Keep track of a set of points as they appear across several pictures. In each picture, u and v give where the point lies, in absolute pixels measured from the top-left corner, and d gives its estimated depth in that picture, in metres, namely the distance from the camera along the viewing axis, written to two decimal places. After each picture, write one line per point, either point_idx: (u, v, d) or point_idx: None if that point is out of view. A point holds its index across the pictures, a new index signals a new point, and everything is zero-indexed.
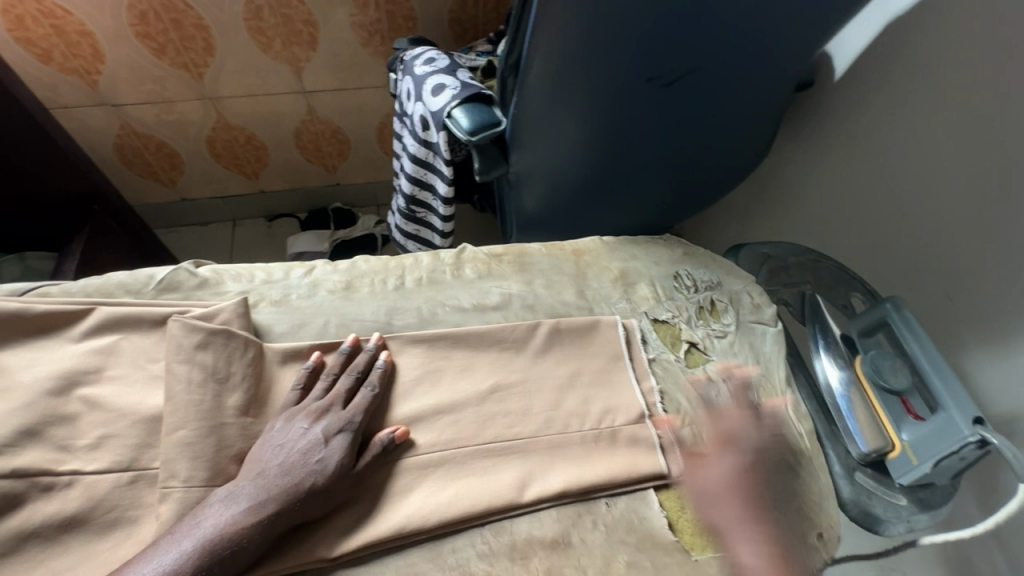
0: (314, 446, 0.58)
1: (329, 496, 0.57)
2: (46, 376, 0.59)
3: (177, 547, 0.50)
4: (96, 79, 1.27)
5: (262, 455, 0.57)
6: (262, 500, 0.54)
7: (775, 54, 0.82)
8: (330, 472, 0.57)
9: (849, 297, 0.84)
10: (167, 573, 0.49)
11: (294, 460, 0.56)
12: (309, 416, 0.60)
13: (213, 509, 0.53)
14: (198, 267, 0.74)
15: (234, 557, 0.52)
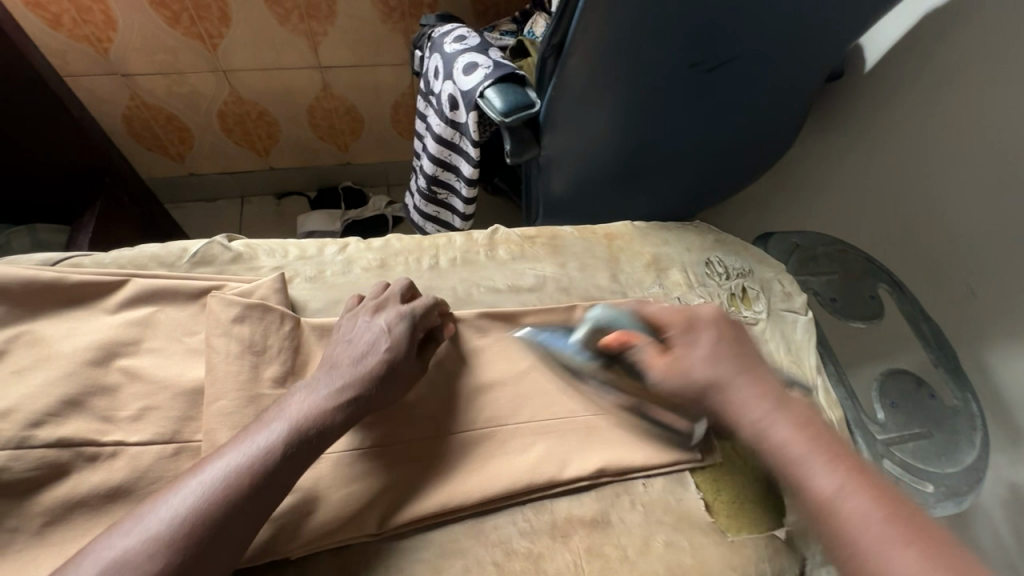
0: (381, 334, 0.60)
1: (399, 386, 0.59)
2: (85, 346, 0.58)
3: (269, 429, 0.51)
4: (107, 47, 1.23)
5: (333, 350, 0.59)
6: (344, 386, 0.55)
7: (814, 42, 0.82)
8: (399, 356, 0.59)
9: (875, 288, 0.87)
10: (265, 451, 0.49)
11: (364, 347, 0.59)
12: (370, 310, 0.62)
13: (296, 397, 0.54)
14: (231, 241, 0.74)
15: (324, 436, 0.52)
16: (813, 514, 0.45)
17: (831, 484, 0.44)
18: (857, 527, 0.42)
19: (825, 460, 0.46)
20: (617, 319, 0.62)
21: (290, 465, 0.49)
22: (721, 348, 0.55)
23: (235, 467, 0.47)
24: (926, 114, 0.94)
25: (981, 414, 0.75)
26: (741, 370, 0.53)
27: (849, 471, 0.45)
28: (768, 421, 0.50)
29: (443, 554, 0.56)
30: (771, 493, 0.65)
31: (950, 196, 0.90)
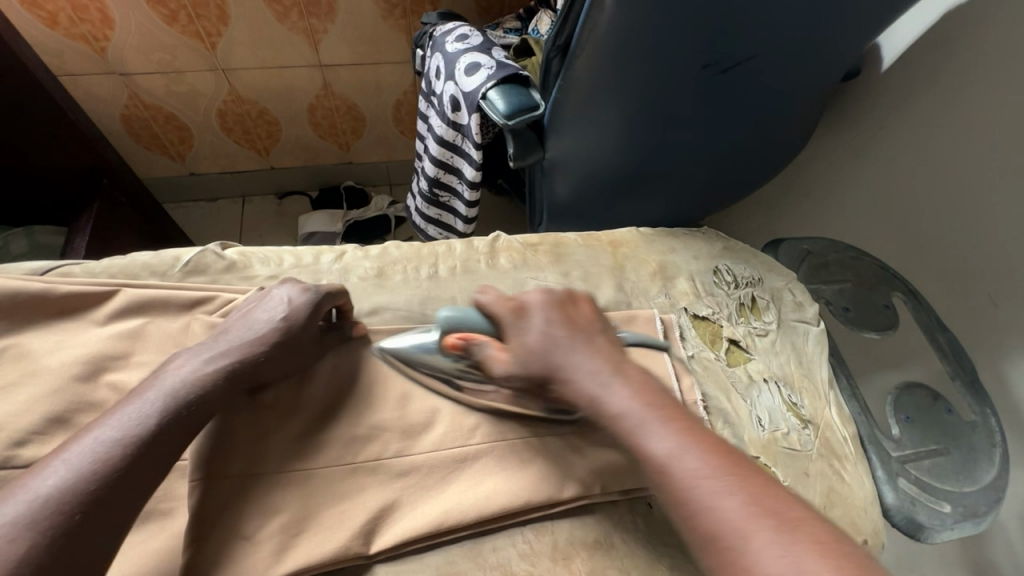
0: (275, 308, 0.60)
1: (290, 357, 0.59)
2: (72, 361, 0.57)
3: (144, 401, 0.48)
4: (104, 45, 1.21)
5: (230, 324, 0.58)
6: (224, 356, 0.54)
7: (830, 41, 0.78)
8: (291, 326, 0.59)
9: (890, 296, 0.83)
10: (141, 419, 0.47)
11: (255, 320, 0.58)
12: (272, 284, 0.62)
13: (177, 367, 0.52)
14: (225, 249, 0.72)
15: (205, 402, 0.51)
16: (668, 491, 0.44)
17: (694, 465, 0.44)
18: (713, 501, 0.41)
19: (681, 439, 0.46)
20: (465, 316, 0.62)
21: (169, 435, 0.47)
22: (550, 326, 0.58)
23: (111, 438, 0.45)
24: (944, 114, 0.91)
25: (1002, 431, 0.71)
26: (571, 341, 0.57)
27: (706, 447, 0.46)
28: (624, 395, 0.51)
29: None
30: None
31: (969, 198, 0.87)
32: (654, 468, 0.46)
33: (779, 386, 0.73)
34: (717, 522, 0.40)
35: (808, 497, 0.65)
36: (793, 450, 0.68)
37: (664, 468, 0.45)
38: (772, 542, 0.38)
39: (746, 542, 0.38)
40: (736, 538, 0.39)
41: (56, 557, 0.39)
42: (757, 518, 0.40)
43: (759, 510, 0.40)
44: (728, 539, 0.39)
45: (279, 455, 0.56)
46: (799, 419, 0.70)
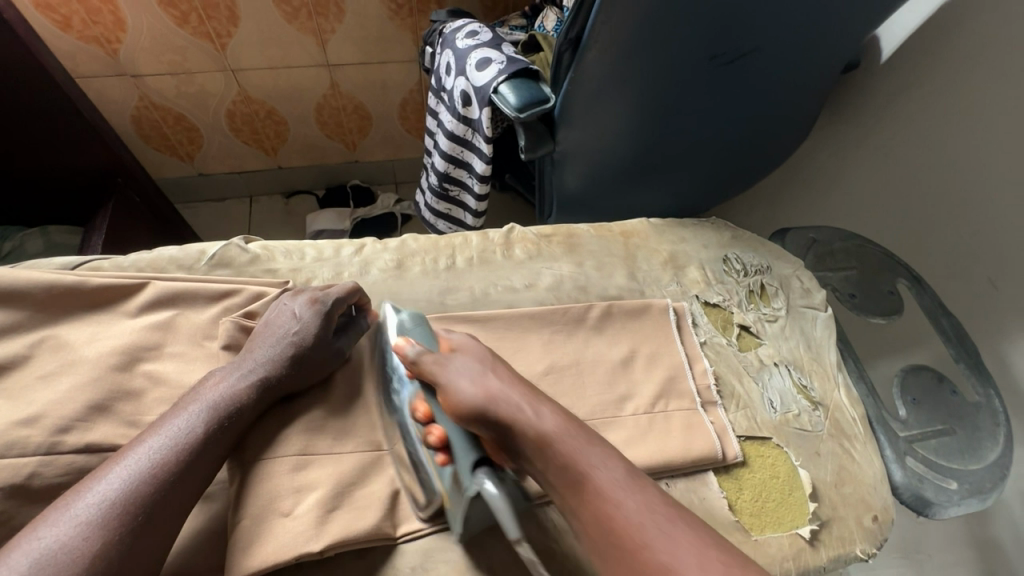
0: (292, 320, 0.61)
1: (311, 370, 0.60)
2: (108, 352, 0.59)
3: (188, 412, 0.51)
4: (116, 48, 1.23)
5: (257, 334, 0.60)
6: (255, 369, 0.57)
7: (833, 33, 0.81)
8: (312, 339, 0.60)
9: (894, 282, 0.85)
10: (186, 432, 0.49)
11: (278, 333, 0.60)
12: (289, 295, 0.64)
13: (212, 381, 0.54)
14: (248, 243, 0.74)
15: (239, 413, 0.54)
16: (581, 498, 0.46)
17: (612, 478, 0.46)
18: (624, 511, 0.44)
19: (590, 452, 0.48)
20: (418, 331, 0.61)
21: (213, 443, 0.50)
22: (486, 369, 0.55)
23: (161, 447, 0.48)
24: (946, 103, 0.93)
25: (1005, 410, 0.73)
26: (496, 380, 0.53)
27: (617, 463, 0.48)
28: (535, 417, 0.50)
29: (468, 554, 0.56)
30: (793, 491, 0.65)
31: (970, 186, 0.89)
32: (570, 482, 0.47)
33: (790, 369, 0.75)
34: (630, 525, 0.43)
35: (820, 475, 0.67)
36: (804, 431, 0.70)
37: (583, 496, 0.45)
38: (670, 538, 0.42)
39: (651, 545, 0.41)
40: (646, 546, 0.42)
41: (125, 556, 0.42)
42: (659, 519, 0.43)
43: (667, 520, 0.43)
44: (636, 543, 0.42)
45: (309, 438, 0.58)
46: (809, 400, 0.73)
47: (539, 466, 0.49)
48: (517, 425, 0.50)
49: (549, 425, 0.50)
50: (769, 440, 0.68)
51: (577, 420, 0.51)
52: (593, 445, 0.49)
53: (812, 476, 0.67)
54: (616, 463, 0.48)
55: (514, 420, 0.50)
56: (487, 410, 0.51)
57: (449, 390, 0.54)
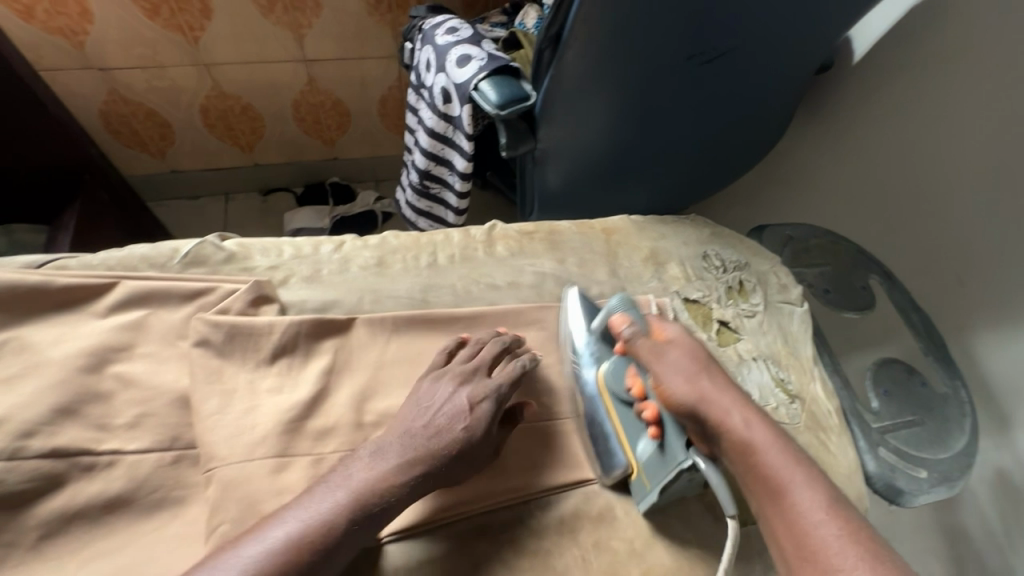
0: (460, 412, 0.56)
1: (464, 469, 0.56)
2: (76, 353, 0.57)
3: (333, 493, 0.50)
4: (83, 40, 1.19)
5: (408, 415, 0.56)
6: (414, 457, 0.53)
7: (807, 34, 0.82)
8: (478, 438, 0.55)
9: (867, 279, 0.88)
10: (318, 523, 0.48)
11: (439, 425, 0.55)
12: (456, 378, 0.59)
13: (362, 463, 0.52)
14: (223, 241, 0.72)
15: (382, 515, 0.51)
16: (778, 507, 0.47)
17: (814, 500, 0.46)
18: (812, 526, 0.44)
19: (795, 472, 0.48)
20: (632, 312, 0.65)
21: (355, 534, 0.49)
22: (693, 365, 0.55)
23: (292, 538, 0.46)
24: (916, 105, 0.95)
25: (971, 402, 0.76)
26: (688, 366, 0.55)
27: (820, 486, 0.47)
28: (740, 423, 0.51)
29: (450, 553, 0.56)
30: None
31: (939, 184, 0.92)
32: (762, 489, 0.48)
33: (767, 363, 0.76)
34: (820, 541, 0.43)
35: None
36: (782, 423, 0.71)
37: (779, 496, 0.47)
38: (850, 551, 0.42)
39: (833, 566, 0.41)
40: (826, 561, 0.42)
41: None
42: (855, 544, 0.42)
43: (867, 554, 0.42)
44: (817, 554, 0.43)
45: (289, 440, 0.57)
46: (786, 394, 0.74)
47: (737, 466, 0.51)
48: (724, 428, 0.51)
49: (747, 431, 0.50)
50: None
51: (780, 434, 0.51)
52: (800, 464, 0.49)
53: None
54: (820, 487, 0.47)
55: (721, 421, 0.51)
56: (699, 410, 0.52)
57: (660, 380, 0.55)
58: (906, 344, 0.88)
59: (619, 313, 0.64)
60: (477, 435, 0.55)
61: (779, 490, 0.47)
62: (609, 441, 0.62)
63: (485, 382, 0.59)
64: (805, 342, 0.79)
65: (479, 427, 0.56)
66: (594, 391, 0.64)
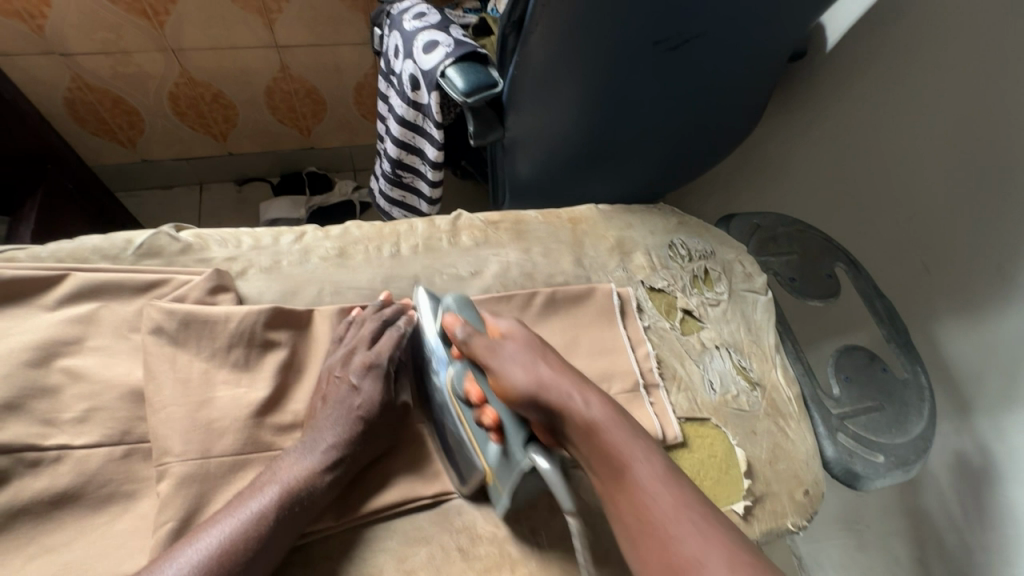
0: (350, 395, 0.58)
1: (375, 448, 0.58)
2: (21, 347, 0.55)
3: (264, 490, 0.50)
4: (42, 23, 1.15)
5: (318, 412, 0.58)
6: (330, 445, 0.55)
7: (773, 23, 0.82)
8: (373, 415, 0.58)
9: (833, 267, 0.88)
10: (256, 516, 0.49)
11: (338, 411, 0.57)
12: (338, 366, 0.61)
13: (289, 461, 0.53)
14: (179, 231, 0.70)
15: (313, 501, 0.52)
16: (619, 496, 0.44)
17: (653, 473, 0.44)
18: (656, 506, 0.42)
19: (636, 450, 0.46)
20: (467, 312, 0.58)
21: (283, 527, 0.50)
22: (529, 355, 0.50)
23: (235, 531, 0.47)
24: (886, 92, 0.96)
25: (930, 386, 0.77)
26: (515, 354, 0.51)
27: (662, 466, 0.45)
28: (583, 407, 0.47)
29: (407, 542, 0.56)
30: (729, 469, 0.67)
31: (907, 172, 0.93)
32: (607, 476, 0.45)
33: (730, 352, 0.77)
34: (659, 522, 0.41)
35: (755, 453, 0.70)
36: (742, 411, 0.72)
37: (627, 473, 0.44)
38: (703, 537, 0.40)
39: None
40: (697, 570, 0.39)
41: None
42: (689, 513, 0.42)
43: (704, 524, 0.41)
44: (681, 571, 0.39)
45: (249, 435, 0.57)
46: (748, 380, 0.75)
47: (584, 455, 0.47)
48: (566, 414, 0.47)
49: (588, 412, 0.46)
50: (708, 421, 0.70)
51: (622, 412, 0.49)
52: (639, 437, 0.47)
53: (748, 454, 0.69)
54: (658, 458, 0.46)
55: (564, 406, 0.46)
56: (536, 398, 0.47)
57: (499, 375, 0.50)
58: (870, 332, 0.89)
59: (453, 314, 0.57)
60: (372, 412, 0.58)
61: (624, 479, 0.44)
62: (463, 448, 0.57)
63: (367, 357, 0.61)
64: (770, 330, 0.80)
65: (371, 401, 0.58)
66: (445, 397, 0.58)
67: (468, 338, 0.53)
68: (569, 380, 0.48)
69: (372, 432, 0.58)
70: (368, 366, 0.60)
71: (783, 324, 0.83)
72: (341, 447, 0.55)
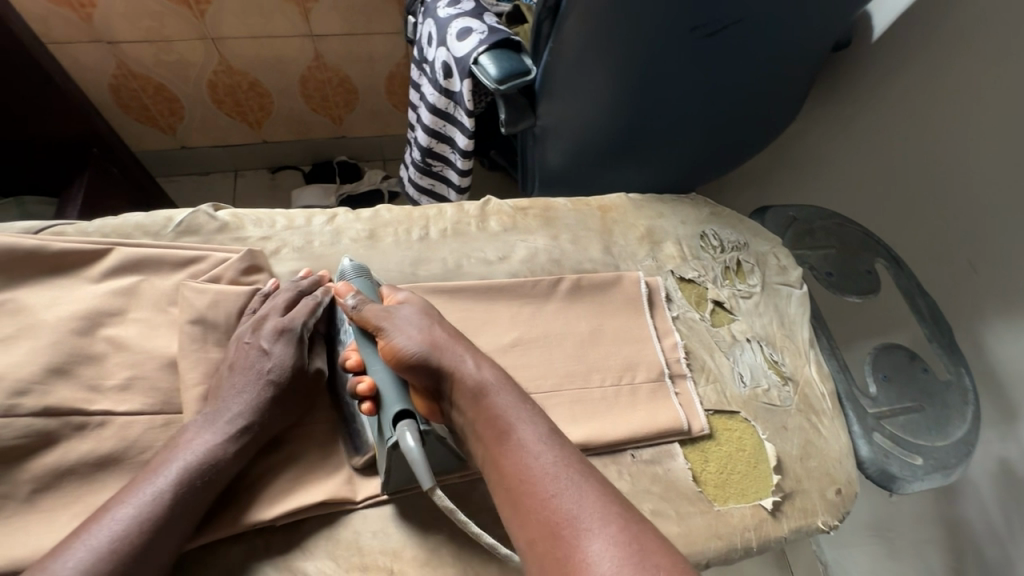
0: (259, 358, 0.58)
1: (292, 406, 0.58)
2: (69, 316, 0.58)
3: (165, 465, 0.50)
4: (91, 12, 1.19)
5: (226, 376, 0.57)
6: (242, 407, 0.55)
7: (818, 9, 0.79)
8: (280, 374, 0.57)
9: (872, 262, 0.85)
10: (188, 466, 0.50)
11: (247, 373, 0.57)
12: (248, 328, 0.60)
13: (204, 417, 0.53)
14: (217, 211, 0.72)
15: (239, 453, 0.53)
16: (500, 450, 0.46)
17: (537, 434, 0.46)
18: (533, 464, 0.44)
19: (520, 410, 0.48)
20: (360, 281, 0.62)
21: (182, 510, 0.49)
22: (424, 321, 0.54)
23: (172, 479, 0.49)
24: (934, 81, 0.91)
25: (974, 388, 0.74)
26: (414, 320, 0.54)
27: (544, 424, 0.47)
28: (474, 367, 0.50)
29: (431, 520, 0.57)
30: (759, 464, 0.66)
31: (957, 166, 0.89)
32: (489, 434, 0.47)
33: (762, 345, 0.75)
34: (536, 475, 0.43)
35: (786, 449, 0.68)
36: (773, 406, 0.70)
37: (506, 427, 0.47)
38: (580, 491, 0.42)
39: (585, 536, 0.38)
40: (576, 524, 0.39)
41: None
42: (570, 475, 0.43)
43: (577, 477, 0.43)
44: (564, 527, 0.40)
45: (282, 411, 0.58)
46: (779, 375, 0.73)
47: (470, 417, 0.49)
48: (457, 375, 0.50)
49: (476, 374, 0.50)
50: (737, 414, 0.69)
51: (515, 382, 0.51)
52: (524, 400, 0.50)
53: (778, 450, 0.67)
54: (542, 422, 0.48)
55: (452, 367, 0.50)
56: (430, 357, 0.50)
57: (387, 339, 0.53)
58: (913, 333, 0.85)
59: (346, 283, 0.62)
60: (280, 372, 0.57)
61: (503, 430, 0.47)
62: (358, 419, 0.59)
63: (277, 322, 0.60)
64: (805, 325, 0.78)
65: (282, 365, 0.58)
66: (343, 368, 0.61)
67: (360, 307, 0.57)
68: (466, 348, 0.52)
69: (277, 404, 0.56)
70: (280, 331, 0.59)
71: (816, 319, 0.80)
72: (243, 425, 0.54)
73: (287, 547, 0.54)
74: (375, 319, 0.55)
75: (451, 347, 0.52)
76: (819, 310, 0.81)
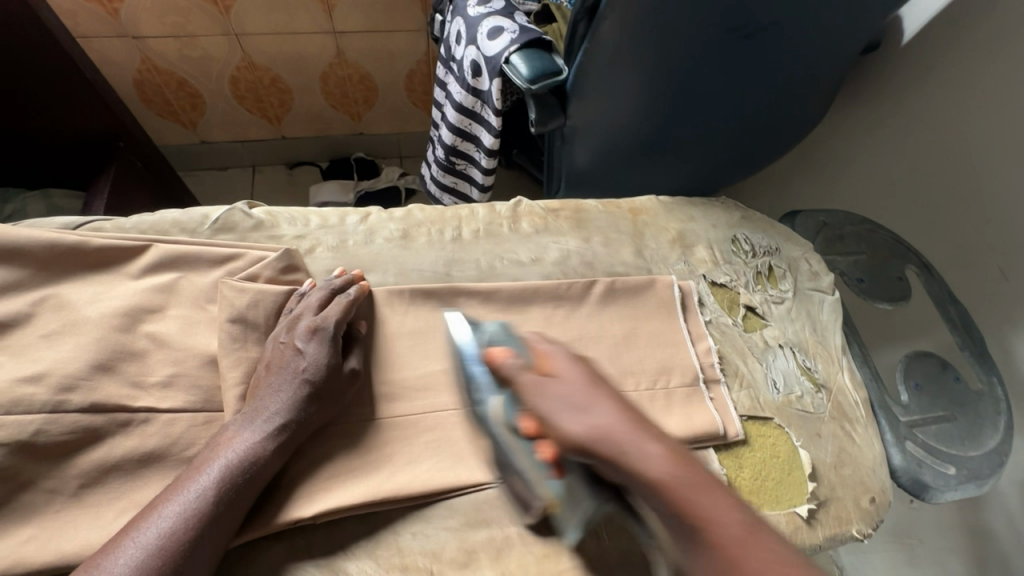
0: (294, 358, 0.57)
1: (328, 404, 0.57)
2: (112, 313, 0.58)
3: (206, 467, 0.50)
4: (118, 7, 1.19)
5: (264, 376, 0.57)
6: (280, 407, 0.54)
7: (856, 13, 0.78)
8: (317, 373, 0.57)
9: (904, 268, 0.84)
10: (229, 466, 0.50)
11: (282, 372, 0.56)
12: (283, 328, 0.59)
13: (244, 417, 0.54)
14: (252, 208, 0.72)
15: (278, 453, 0.53)
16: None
17: (771, 553, 0.35)
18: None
19: (734, 518, 0.37)
20: (511, 337, 0.51)
21: (227, 508, 0.49)
22: (575, 394, 0.43)
23: (214, 480, 0.49)
24: (971, 85, 0.90)
25: (1007, 398, 0.74)
26: (567, 394, 0.43)
27: (769, 544, 0.35)
28: (645, 459, 0.39)
29: (468, 523, 0.57)
30: (793, 471, 0.65)
31: (990, 173, 0.88)
32: (710, 561, 0.36)
33: (794, 351, 0.75)
34: None
35: (820, 456, 0.67)
36: (806, 412, 0.70)
37: (716, 547, 0.35)
38: None
39: None
40: None
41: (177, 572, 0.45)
42: None
43: None
44: None
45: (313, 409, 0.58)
46: (812, 382, 0.73)
47: (659, 526, 0.38)
48: (637, 472, 0.39)
49: (664, 470, 0.38)
50: (770, 420, 0.68)
51: (686, 453, 0.40)
52: (732, 498, 0.38)
53: (812, 457, 0.67)
54: (768, 535, 0.36)
55: (636, 461, 0.38)
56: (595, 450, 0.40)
57: (555, 424, 0.42)
58: (943, 341, 0.85)
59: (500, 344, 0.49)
60: (316, 371, 0.57)
61: (721, 552, 0.35)
62: (530, 483, 0.53)
63: (311, 321, 0.59)
64: (838, 332, 0.77)
65: (317, 364, 0.57)
66: (495, 430, 0.52)
67: (519, 378, 0.45)
68: (640, 429, 0.41)
69: (313, 404, 0.56)
70: (313, 330, 0.59)
71: (846, 326, 0.80)
72: (282, 423, 0.54)
73: (327, 545, 0.54)
74: (533, 397, 0.44)
75: (612, 430, 0.40)
76: (849, 317, 0.81)
